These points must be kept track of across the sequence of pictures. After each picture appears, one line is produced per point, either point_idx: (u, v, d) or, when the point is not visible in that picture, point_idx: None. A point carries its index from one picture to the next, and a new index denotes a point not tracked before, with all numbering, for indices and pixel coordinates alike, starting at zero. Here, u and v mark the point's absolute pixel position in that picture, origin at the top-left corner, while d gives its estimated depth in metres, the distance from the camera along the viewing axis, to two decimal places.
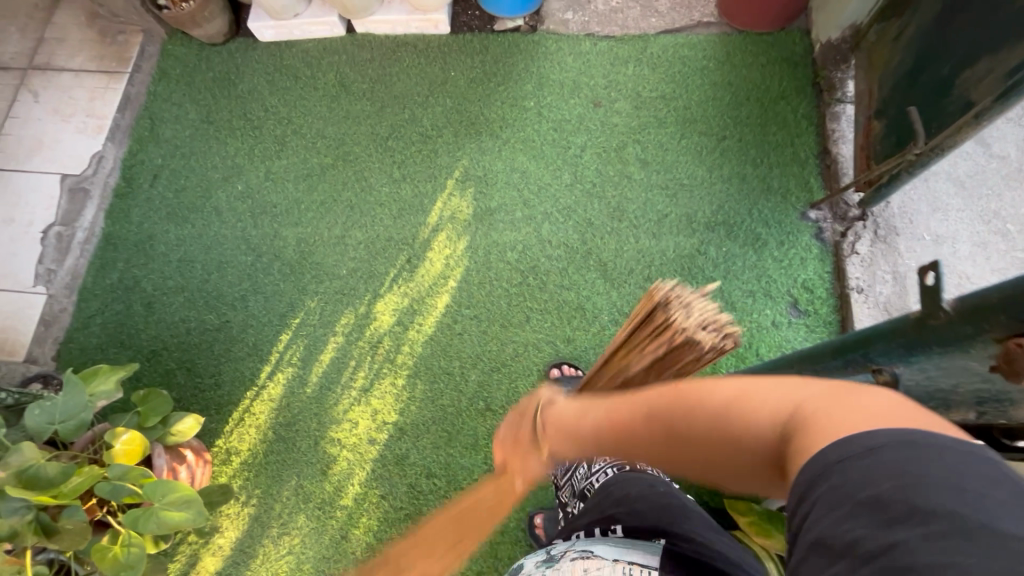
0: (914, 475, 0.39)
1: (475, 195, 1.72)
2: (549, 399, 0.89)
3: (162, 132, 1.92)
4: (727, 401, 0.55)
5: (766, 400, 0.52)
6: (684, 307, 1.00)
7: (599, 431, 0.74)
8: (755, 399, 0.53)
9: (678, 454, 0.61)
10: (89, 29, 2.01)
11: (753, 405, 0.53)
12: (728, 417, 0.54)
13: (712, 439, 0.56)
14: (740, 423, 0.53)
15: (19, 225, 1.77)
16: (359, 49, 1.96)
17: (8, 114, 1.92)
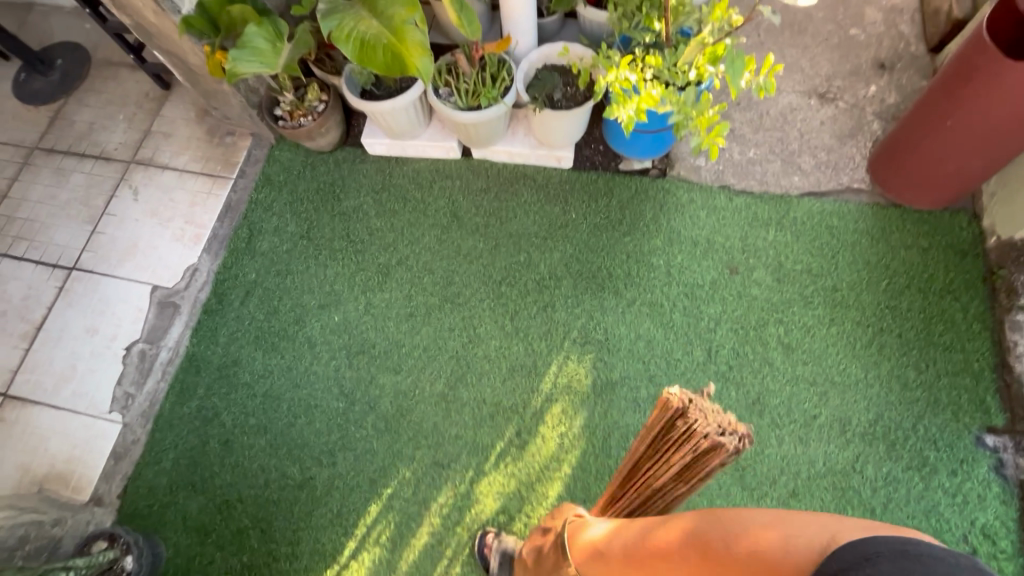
0: (903, 553, 0.58)
1: (594, 363, 1.56)
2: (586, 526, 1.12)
3: (259, 244, 1.82)
4: (719, 536, 0.77)
5: (788, 548, 0.69)
6: (697, 417, 0.88)
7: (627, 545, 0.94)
8: (771, 531, 0.72)
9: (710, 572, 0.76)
10: (197, 126, 1.94)
11: (780, 550, 0.69)
12: (749, 540, 0.73)
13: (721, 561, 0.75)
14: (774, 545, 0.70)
15: (102, 338, 1.67)
16: (474, 176, 1.85)
17: (104, 210, 1.85)
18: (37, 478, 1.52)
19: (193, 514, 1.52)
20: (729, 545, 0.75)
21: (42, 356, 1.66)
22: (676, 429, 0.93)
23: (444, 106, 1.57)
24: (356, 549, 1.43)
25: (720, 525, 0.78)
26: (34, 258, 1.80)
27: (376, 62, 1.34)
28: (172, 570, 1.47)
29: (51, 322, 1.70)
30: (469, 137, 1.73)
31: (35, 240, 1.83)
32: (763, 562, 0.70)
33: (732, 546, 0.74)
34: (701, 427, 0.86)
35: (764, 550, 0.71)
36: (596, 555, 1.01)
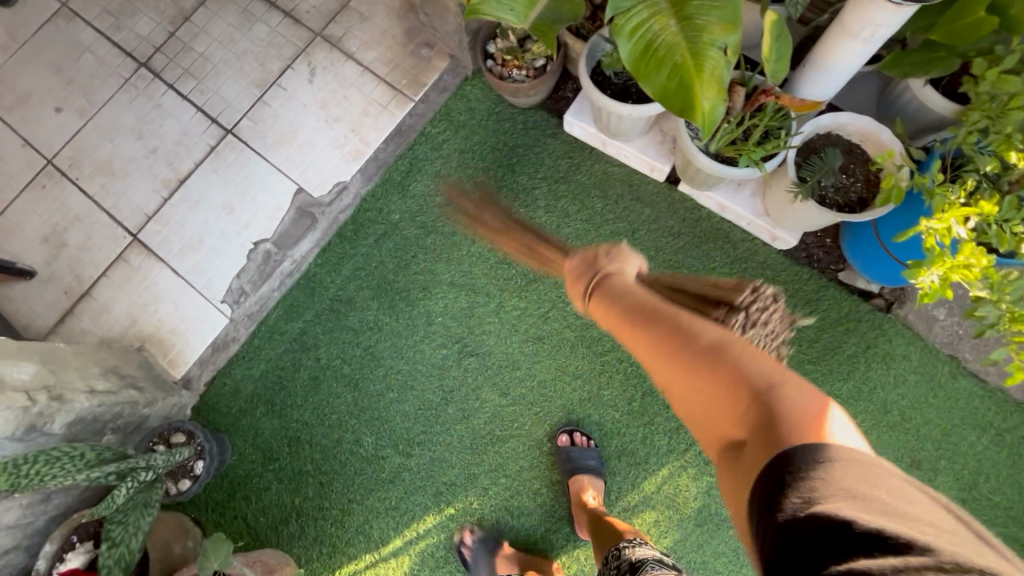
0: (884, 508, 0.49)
1: (710, 490, 1.38)
2: (620, 267, 0.90)
3: (412, 185, 1.64)
4: (754, 366, 0.61)
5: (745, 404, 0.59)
6: (748, 319, 0.82)
7: (620, 320, 0.81)
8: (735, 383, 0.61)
9: (688, 384, 0.65)
10: (397, 22, 1.69)
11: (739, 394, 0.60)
12: (742, 388, 0.60)
13: (716, 387, 0.62)
14: (742, 399, 0.59)
15: (235, 222, 1.59)
16: (669, 211, 1.57)
17: (276, 79, 1.69)
18: (142, 336, 1.53)
19: (264, 434, 1.51)
20: (741, 370, 0.61)
21: (178, 213, 1.61)
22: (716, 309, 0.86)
23: (690, 142, 1.27)
24: (402, 547, 1.41)
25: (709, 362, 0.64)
26: (196, 104, 1.69)
27: (656, 80, 1.04)
28: (229, 478, 1.49)
29: (194, 181, 1.63)
30: (691, 175, 1.43)
31: (202, 83, 1.71)
32: (739, 401, 0.59)
33: (735, 368, 0.62)
34: (733, 324, 0.83)
35: (720, 364, 0.63)
36: (609, 303, 0.85)
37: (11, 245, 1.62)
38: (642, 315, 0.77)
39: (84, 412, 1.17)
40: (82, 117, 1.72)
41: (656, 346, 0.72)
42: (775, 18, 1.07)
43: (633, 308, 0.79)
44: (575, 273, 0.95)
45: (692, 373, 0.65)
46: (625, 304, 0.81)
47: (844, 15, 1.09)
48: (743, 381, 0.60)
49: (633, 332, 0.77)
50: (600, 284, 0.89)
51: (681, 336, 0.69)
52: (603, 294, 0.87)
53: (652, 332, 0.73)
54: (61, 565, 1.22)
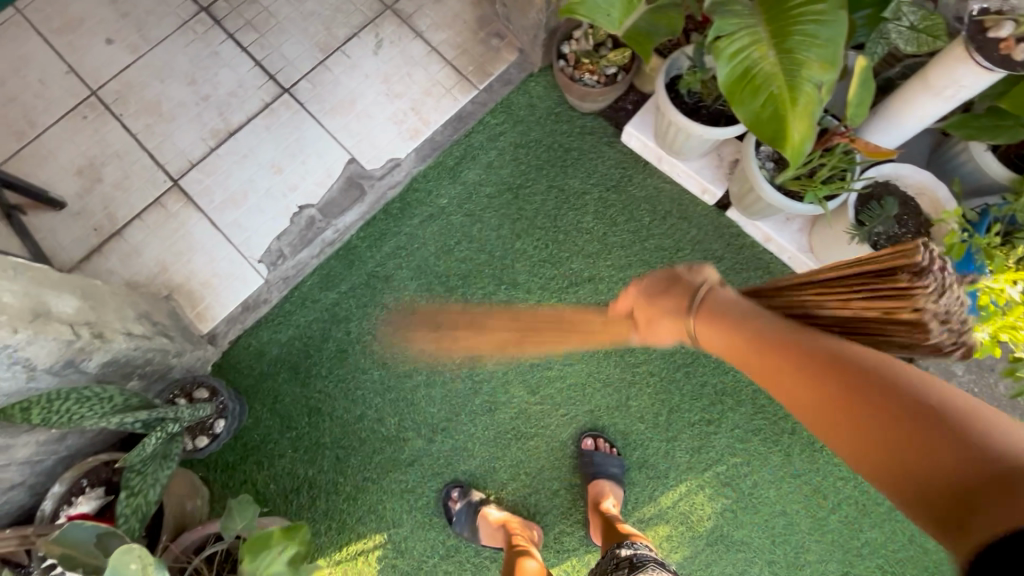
0: None
1: (724, 511, 1.41)
2: (711, 283, 0.79)
3: (464, 172, 1.63)
4: (945, 401, 0.51)
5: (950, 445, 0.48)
6: (940, 288, 0.64)
7: (735, 341, 0.72)
8: (928, 408, 0.50)
9: (847, 408, 0.55)
10: (471, 8, 1.69)
11: (936, 426, 0.49)
12: (935, 420, 0.49)
13: (887, 407, 0.53)
14: (939, 437, 0.49)
15: (282, 182, 1.56)
16: (714, 235, 1.59)
17: (341, 45, 1.67)
18: (171, 285, 1.49)
19: (284, 401, 1.48)
20: (925, 402, 0.51)
21: (223, 165, 1.57)
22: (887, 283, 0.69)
23: (756, 170, 1.31)
24: (413, 532, 1.40)
25: (883, 386, 0.54)
26: (255, 57, 1.66)
27: (749, 106, 1.06)
28: (243, 441, 1.45)
29: (244, 135, 1.59)
30: (746, 201, 1.46)
31: (264, 37, 1.68)
32: (924, 438, 0.49)
33: (915, 395, 0.52)
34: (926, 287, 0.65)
35: (903, 390, 0.53)
36: (724, 318, 0.74)
37: (43, 173, 1.56)
38: (764, 344, 0.68)
39: (121, 353, 1.13)
40: (133, 53, 1.66)
41: (801, 372, 0.62)
42: (864, 64, 1.11)
43: (751, 329, 0.70)
44: (659, 293, 0.84)
45: (866, 394, 0.55)
46: (755, 324, 0.71)
47: (929, 70, 1.14)
48: (923, 405, 0.51)
49: (767, 356, 0.67)
50: (713, 295, 0.78)
51: (846, 360, 0.59)
52: (713, 309, 0.76)
53: (799, 355, 0.63)
54: (69, 510, 1.18)
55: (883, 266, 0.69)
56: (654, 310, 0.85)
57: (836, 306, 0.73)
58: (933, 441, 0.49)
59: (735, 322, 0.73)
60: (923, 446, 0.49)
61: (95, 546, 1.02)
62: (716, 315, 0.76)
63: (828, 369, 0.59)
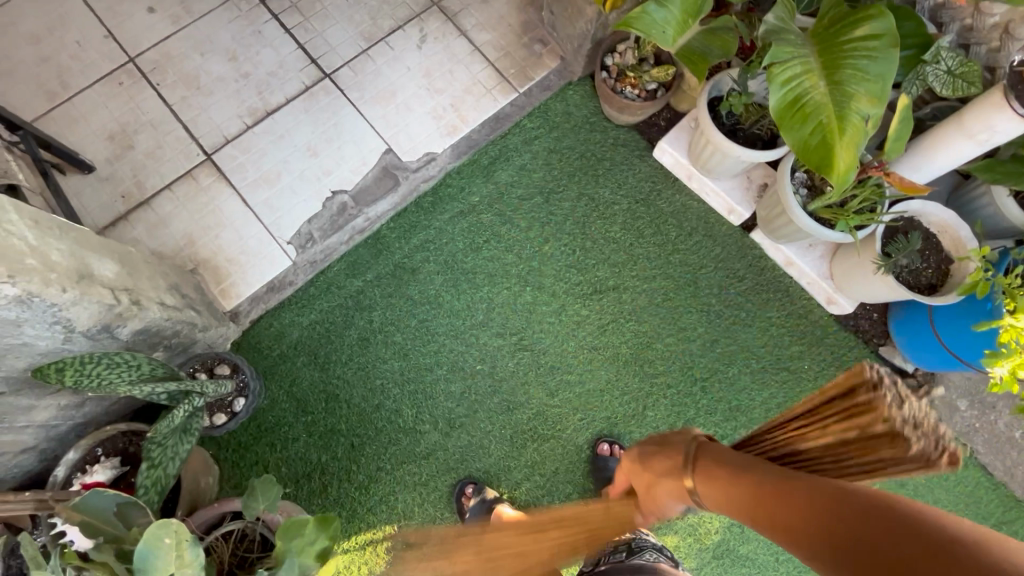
0: None
1: (731, 526, 1.43)
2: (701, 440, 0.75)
3: (498, 172, 1.64)
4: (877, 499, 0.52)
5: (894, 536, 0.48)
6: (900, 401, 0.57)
7: (720, 504, 0.68)
8: (869, 513, 0.51)
9: (813, 538, 0.54)
10: (516, 13, 1.72)
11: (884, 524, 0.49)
12: (879, 520, 0.50)
13: (826, 516, 0.54)
14: (884, 533, 0.48)
15: (318, 166, 1.56)
16: (737, 255, 1.63)
17: (385, 37, 1.68)
18: (197, 259, 1.48)
19: (302, 385, 1.47)
20: (867, 503, 0.52)
21: (258, 143, 1.57)
22: (850, 404, 0.63)
23: (791, 196, 1.35)
24: (424, 526, 1.40)
25: (831, 498, 0.55)
26: (298, 40, 1.66)
27: (799, 132, 1.09)
28: (257, 422, 1.44)
29: (282, 116, 1.59)
30: (774, 225, 1.50)
31: (308, 21, 1.68)
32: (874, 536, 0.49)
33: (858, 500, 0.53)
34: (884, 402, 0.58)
35: (849, 496, 0.54)
36: (716, 467, 0.70)
37: (73, 135, 1.54)
38: (734, 492, 0.66)
39: (154, 321, 1.12)
40: (174, 24, 1.66)
41: (764, 504, 0.62)
42: (906, 102, 1.16)
43: (731, 478, 0.67)
44: (652, 459, 0.80)
45: (821, 510, 0.55)
46: (728, 472, 0.68)
47: (965, 113, 1.19)
48: (862, 505, 0.52)
49: (742, 504, 0.65)
50: (702, 453, 0.73)
51: (796, 485, 0.59)
52: (704, 463, 0.71)
53: (770, 494, 0.62)
54: (84, 476, 1.16)
55: (840, 391, 0.64)
56: (651, 475, 0.80)
57: (818, 439, 0.66)
58: (876, 536, 0.49)
59: (715, 473, 0.70)
60: (875, 553, 0.49)
61: (115, 514, 1.01)
62: (706, 473, 0.71)
63: (788, 497, 0.59)
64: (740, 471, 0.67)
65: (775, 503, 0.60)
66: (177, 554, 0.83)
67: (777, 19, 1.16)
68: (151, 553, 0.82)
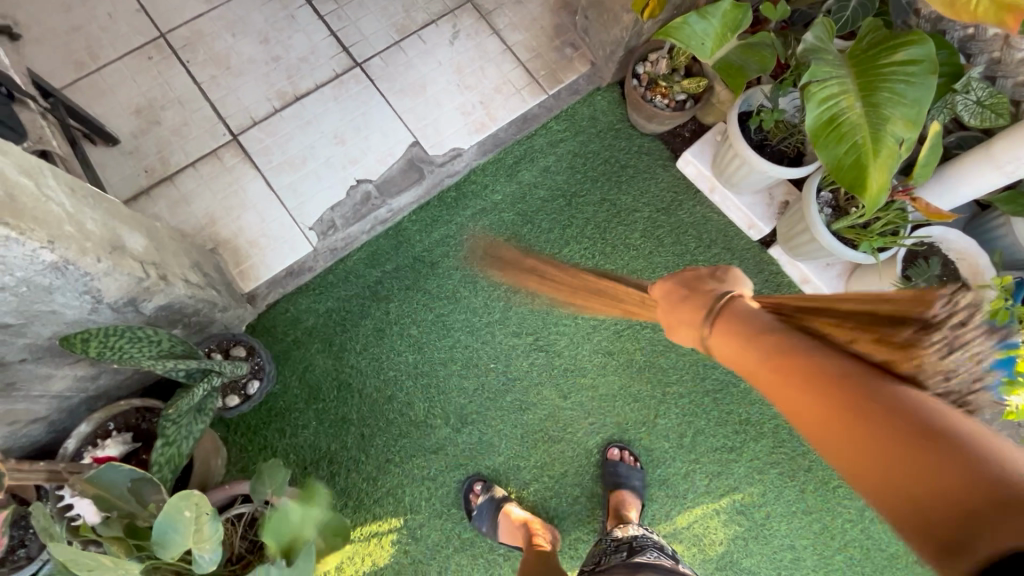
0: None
1: (735, 538, 1.44)
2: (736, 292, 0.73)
3: (522, 172, 1.65)
4: (915, 407, 0.48)
5: (923, 452, 0.44)
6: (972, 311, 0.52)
7: (743, 363, 0.65)
8: (909, 417, 0.47)
9: (829, 416, 0.52)
10: (549, 16, 1.73)
11: (917, 425, 0.46)
12: (917, 427, 0.46)
13: (864, 412, 0.50)
14: (917, 433, 0.46)
15: (343, 155, 1.56)
16: (755, 269, 1.64)
17: (418, 30, 1.68)
18: (217, 239, 1.47)
19: (314, 372, 1.46)
20: (907, 410, 0.48)
21: (285, 127, 1.56)
22: (899, 310, 0.57)
23: (817, 216, 1.36)
24: (430, 520, 1.40)
25: (863, 393, 0.51)
26: (331, 27, 1.66)
27: (833, 151, 1.11)
28: (267, 407, 1.43)
29: (311, 101, 1.59)
30: (794, 243, 1.52)
31: (342, 9, 1.68)
32: (911, 435, 0.46)
33: (904, 404, 0.49)
34: (940, 337, 0.52)
35: (886, 396, 0.50)
36: (743, 323, 0.67)
37: (99, 106, 1.53)
38: (769, 352, 0.61)
39: (177, 297, 1.11)
40: (207, 2, 1.65)
41: (793, 385, 0.57)
42: (937, 129, 1.17)
43: (759, 337, 0.64)
44: (689, 295, 0.75)
45: (867, 415, 0.49)
46: (755, 332, 0.65)
47: (994, 144, 1.21)
48: (908, 418, 0.47)
49: (771, 361, 0.60)
50: (732, 305, 0.70)
51: (828, 372, 0.55)
52: (729, 316, 0.69)
53: (784, 368, 0.59)
54: (96, 450, 1.15)
55: (895, 308, 0.58)
56: (673, 316, 0.77)
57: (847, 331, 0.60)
58: (907, 439, 0.46)
59: (746, 331, 0.65)
60: (891, 449, 0.46)
61: (127, 490, 0.99)
62: (732, 327, 0.68)
63: (824, 375, 0.55)
64: (772, 338, 0.62)
65: (803, 378, 0.56)
66: (196, 528, 0.82)
67: (816, 39, 1.17)
68: (170, 527, 0.80)
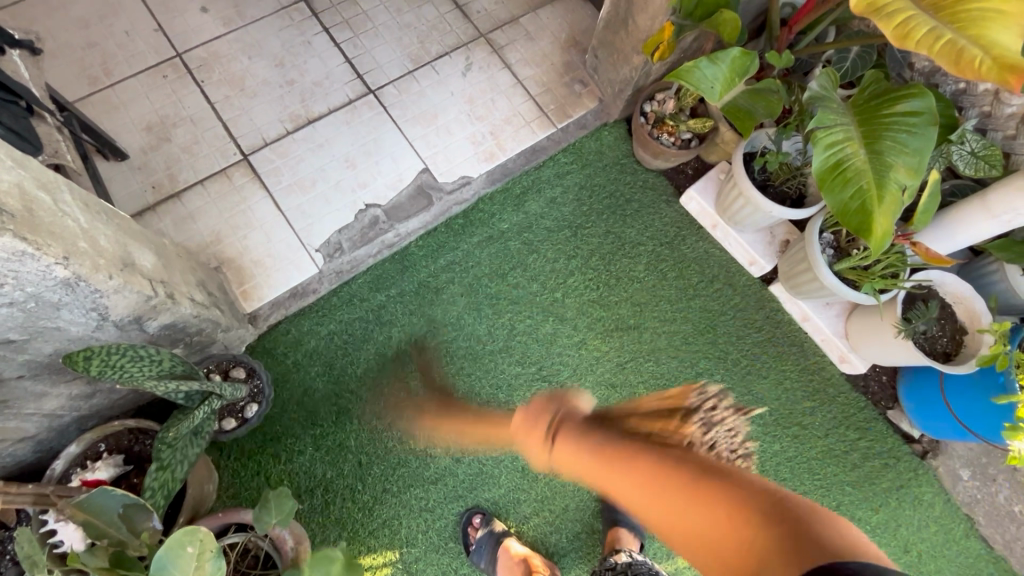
0: None
1: None
2: (570, 415, 0.89)
3: (529, 202, 1.67)
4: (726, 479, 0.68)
5: (743, 489, 0.66)
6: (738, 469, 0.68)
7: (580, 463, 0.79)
8: (732, 485, 0.67)
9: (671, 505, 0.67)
10: (560, 53, 1.78)
11: (738, 486, 0.67)
12: (737, 503, 0.65)
13: (696, 492, 0.67)
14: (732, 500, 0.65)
15: (353, 179, 1.57)
16: (755, 305, 1.66)
17: (431, 61, 1.72)
18: (222, 257, 1.46)
19: (313, 396, 1.43)
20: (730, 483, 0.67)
21: (296, 149, 1.57)
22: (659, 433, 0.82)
23: (819, 256, 1.40)
24: (426, 553, 1.36)
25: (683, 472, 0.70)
26: (347, 54, 1.69)
27: (839, 195, 1.14)
28: (263, 430, 1.39)
29: (322, 124, 1.60)
30: (795, 282, 1.54)
31: (358, 38, 1.72)
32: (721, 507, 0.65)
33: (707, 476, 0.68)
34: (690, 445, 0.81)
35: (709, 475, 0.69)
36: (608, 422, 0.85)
37: (111, 122, 1.53)
38: (606, 456, 0.77)
39: (183, 316, 1.09)
40: (225, 26, 1.68)
41: (629, 475, 0.73)
42: (937, 177, 1.21)
43: (594, 447, 0.79)
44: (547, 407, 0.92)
45: (698, 485, 0.68)
46: (592, 437, 0.81)
47: (989, 194, 1.26)
48: (711, 471, 0.69)
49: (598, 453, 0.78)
50: (570, 419, 0.88)
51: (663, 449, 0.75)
52: (567, 429, 0.86)
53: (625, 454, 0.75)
54: (85, 472, 1.10)
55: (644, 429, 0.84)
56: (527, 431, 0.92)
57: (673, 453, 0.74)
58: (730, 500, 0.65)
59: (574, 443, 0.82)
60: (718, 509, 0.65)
61: (119, 517, 0.95)
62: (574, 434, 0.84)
63: (673, 466, 0.71)
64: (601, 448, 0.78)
65: (644, 463, 0.73)
66: (197, 564, 0.78)
67: (821, 87, 1.22)
68: (171, 562, 0.77)
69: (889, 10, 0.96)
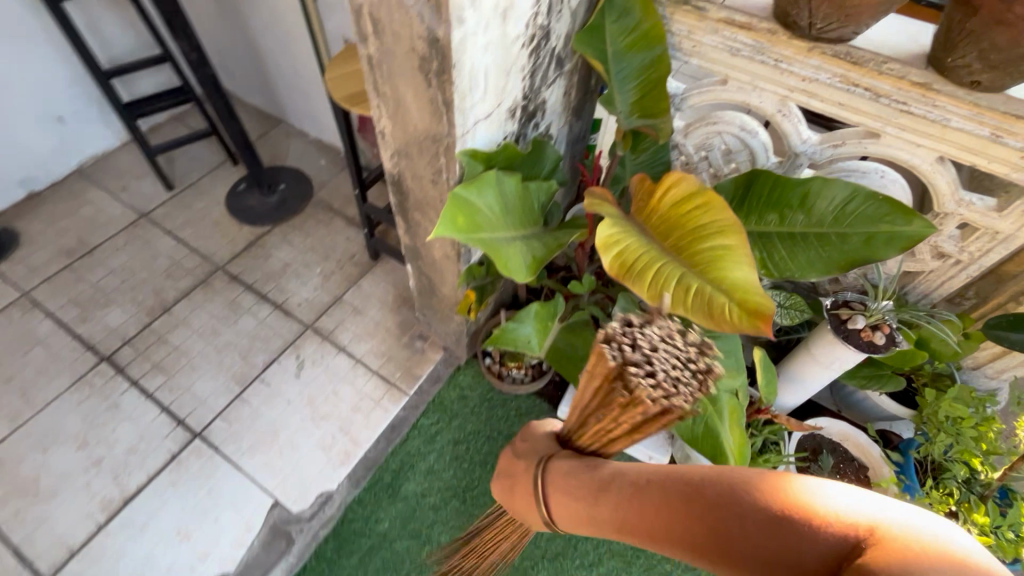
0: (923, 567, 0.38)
1: None
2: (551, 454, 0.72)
3: (403, 486, 1.48)
4: (712, 521, 0.50)
5: (733, 534, 0.49)
6: (647, 350, 0.55)
7: (609, 521, 0.61)
8: (716, 528, 0.50)
9: (692, 540, 0.52)
10: (391, 315, 1.77)
11: (721, 534, 0.49)
12: (729, 538, 0.49)
13: (691, 517, 0.52)
14: (722, 538, 0.49)
15: (191, 553, 1.34)
16: None
17: (259, 374, 1.62)
18: None
19: None
20: (717, 516, 0.50)
21: (114, 545, 1.34)
22: (614, 391, 0.58)
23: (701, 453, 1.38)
24: None
25: (681, 515, 0.53)
26: (162, 402, 1.55)
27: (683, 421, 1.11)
28: None
29: (145, 497, 1.40)
30: None
31: (173, 378, 1.60)
32: (717, 546, 0.49)
33: (702, 503, 0.52)
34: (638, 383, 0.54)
35: (720, 510, 0.50)
36: (638, 501, 0.58)
37: None
38: (606, 503, 0.61)
39: None
40: (12, 422, 1.50)
41: (649, 519, 0.56)
42: (761, 352, 1.27)
43: (599, 504, 0.61)
44: (523, 452, 0.76)
45: (693, 514, 0.52)
46: (605, 491, 0.62)
47: (811, 347, 1.30)
48: (694, 524, 0.52)
49: (621, 508, 0.59)
50: (554, 469, 0.68)
51: (662, 490, 0.56)
52: (563, 482, 0.66)
53: (630, 512, 0.58)
54: None
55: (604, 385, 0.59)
56: (517, 504, 0.77)
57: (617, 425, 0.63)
58: (723, 544, 0.49)
59: (579, 497, 0.64)
60: (733, 551, 0.48)
61: None
62: (575, 487, 0.65)
63: (668, 492, 0.55)
64: (598, 490, 0.62)
65: (675, 525, 0.53)
66: None
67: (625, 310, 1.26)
68: None
69: (639, 265, 1.01)
